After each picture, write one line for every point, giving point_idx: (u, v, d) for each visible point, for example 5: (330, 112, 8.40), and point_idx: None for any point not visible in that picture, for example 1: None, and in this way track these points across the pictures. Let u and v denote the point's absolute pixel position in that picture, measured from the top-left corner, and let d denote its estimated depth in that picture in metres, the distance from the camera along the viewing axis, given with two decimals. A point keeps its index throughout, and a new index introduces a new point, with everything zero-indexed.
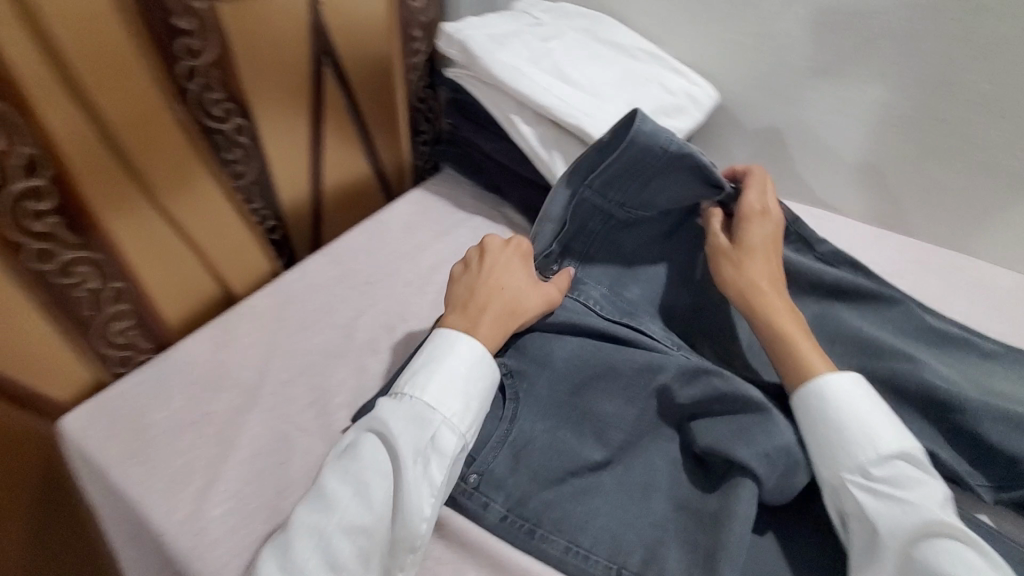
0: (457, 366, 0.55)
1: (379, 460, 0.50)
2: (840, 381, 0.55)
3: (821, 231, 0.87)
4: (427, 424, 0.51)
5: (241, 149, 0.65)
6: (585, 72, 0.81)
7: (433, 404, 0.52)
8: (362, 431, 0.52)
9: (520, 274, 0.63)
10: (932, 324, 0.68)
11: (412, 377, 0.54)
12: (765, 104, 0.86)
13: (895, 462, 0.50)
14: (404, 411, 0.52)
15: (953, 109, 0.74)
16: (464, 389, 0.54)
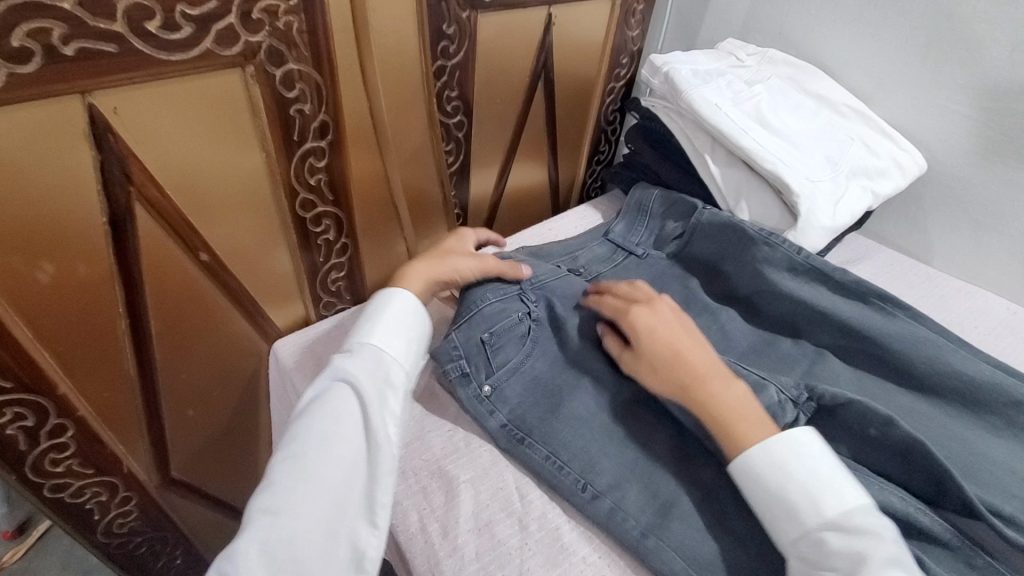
0: (399, 315, 0.58)
1: (345, 402, 0.51)
2: (760, 453, 0.49)
3: (1000, 320, 0.79)
4: (378, 370, 0.54)
5: (457, 142, 0.73)
6: (785, 120, 0.80)
7: (380, 349, 0.55)
8: (321, 382, 0.53)
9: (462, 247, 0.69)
10: (956, 371, 0.62)
11: (361, 330, 0.57)
12: (981, 181, 0.79)
13: (822, 534, 0.45)
14: (355, 360, 0.54)
15: None
16: (406, 334, 0.57)
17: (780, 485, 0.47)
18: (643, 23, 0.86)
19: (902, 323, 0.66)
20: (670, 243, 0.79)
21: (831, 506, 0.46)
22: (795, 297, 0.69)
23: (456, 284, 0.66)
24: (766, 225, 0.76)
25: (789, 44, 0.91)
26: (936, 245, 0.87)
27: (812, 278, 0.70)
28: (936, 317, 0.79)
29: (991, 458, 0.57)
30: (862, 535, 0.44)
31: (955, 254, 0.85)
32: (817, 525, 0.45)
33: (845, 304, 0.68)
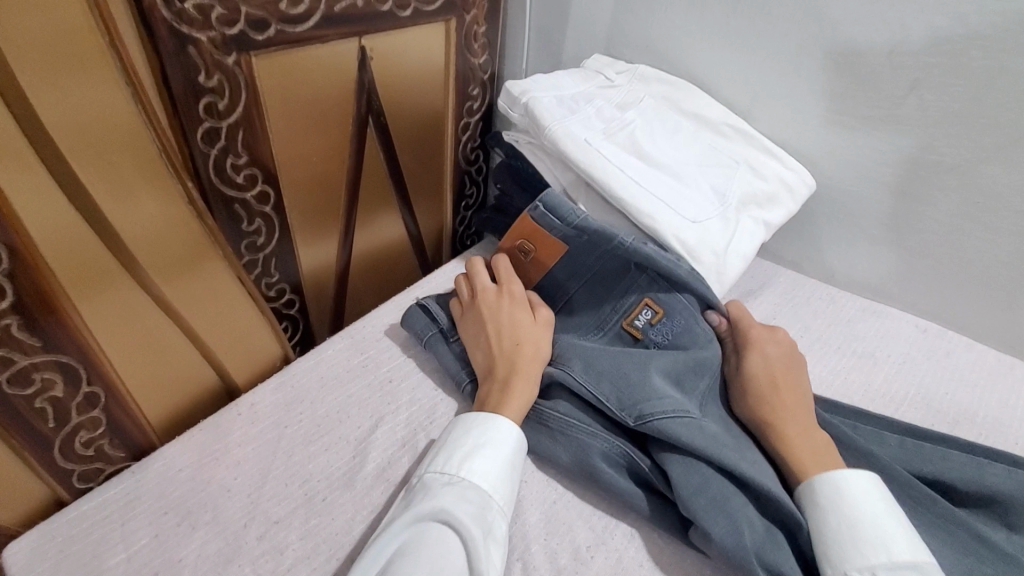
0: (503, 443, 0.51)
1: (448, 551, 0.42)
2: (861, 479, 0.47)
3: (912, 338, 0.73)
4: (486, 511, 0.46)
5: (261, 219, 0.56)
6: (663, 150, 0.70)
7: (489, 490, 0.48)
8: (417, 510, 0.45)
9: (522, 312, 0.60)
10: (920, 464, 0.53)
11: (469, 461, 0.49)
12: (871, 195, 0.73)
13: (907, 571, 0.41)
14: (463, 497, 0.46)
15: None
16: (513, 474, 0.50)
17: (850, 518, 0.44)
18: (489, 47, 0.73)
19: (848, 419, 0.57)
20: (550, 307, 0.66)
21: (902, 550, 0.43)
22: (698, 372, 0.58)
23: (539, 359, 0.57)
24: None
25: (659, 57, 0.81)
26: (835, 263, 0.80)
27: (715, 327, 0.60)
28: (845, 348, 0.71)
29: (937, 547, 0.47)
30: None
31: (854, 271, 0.79)
32: (902, 563, 0.42)
33: None
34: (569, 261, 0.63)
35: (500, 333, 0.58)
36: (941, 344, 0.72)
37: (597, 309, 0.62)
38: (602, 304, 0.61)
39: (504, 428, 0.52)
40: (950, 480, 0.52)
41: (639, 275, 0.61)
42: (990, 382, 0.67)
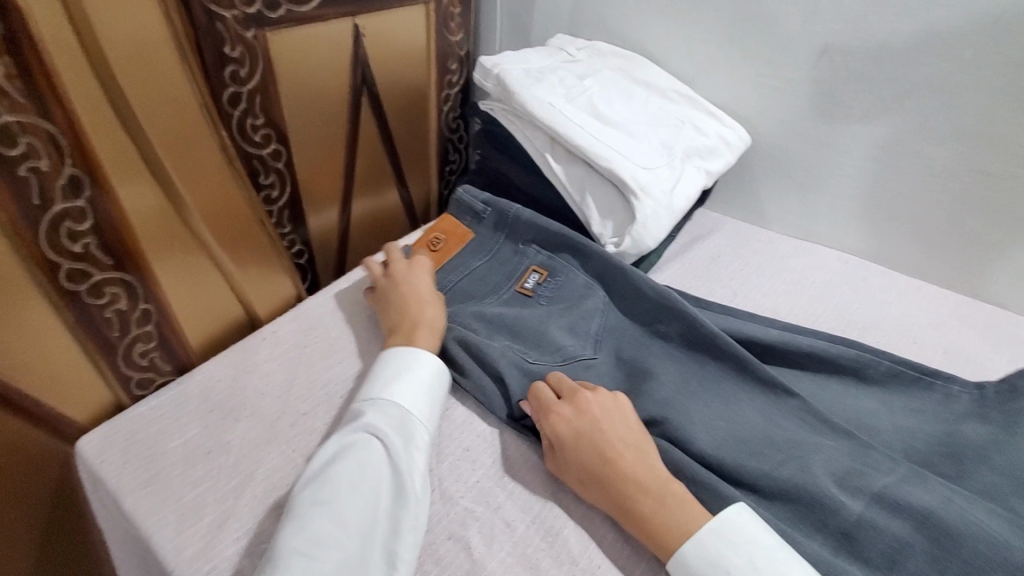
0: (423, 368, 0.57)
1: (370, 457, 0.49)
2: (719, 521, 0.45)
3: (836, 269, 0.85)
4: (406, 426, 0.52)
5: (276, 173, 0.66)
6: (619, 112, 0.81)
7: (409, 407, 0.54)
8: (343, 430, 0.52)
9: (421, 274, 0.67)
10: (809, 350, 0.61)
11: (393, 385, 0.55)
12: (796, 146, 0.85)
13: None
14: (384, 418, 0.52)
15: (991, 159, 0.71)
16: (435, 394, 0.57)
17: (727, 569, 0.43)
18: (463, 26, 0.83)
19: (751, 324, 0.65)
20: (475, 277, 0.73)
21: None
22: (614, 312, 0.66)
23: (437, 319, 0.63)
24: (613, 218, 0.74)
25: (613, 35, 0.93)
26: (770, 210, 0.92)
27: (597, 272, 0.68)
28: (776, 278, 0.83)
29: (788, 414, 0.55)
30: None
31: (786, 216, 0.91)
32: None
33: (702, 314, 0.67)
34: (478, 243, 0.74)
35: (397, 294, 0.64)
36: (858, 272, 0.85)
37: (496, 276, 0.70)
38: (505, 273, 0.70)
39: (422, 358, 0.58)
40: (841, 361, 0.61)
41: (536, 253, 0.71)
42: (896, 300, 0.80)
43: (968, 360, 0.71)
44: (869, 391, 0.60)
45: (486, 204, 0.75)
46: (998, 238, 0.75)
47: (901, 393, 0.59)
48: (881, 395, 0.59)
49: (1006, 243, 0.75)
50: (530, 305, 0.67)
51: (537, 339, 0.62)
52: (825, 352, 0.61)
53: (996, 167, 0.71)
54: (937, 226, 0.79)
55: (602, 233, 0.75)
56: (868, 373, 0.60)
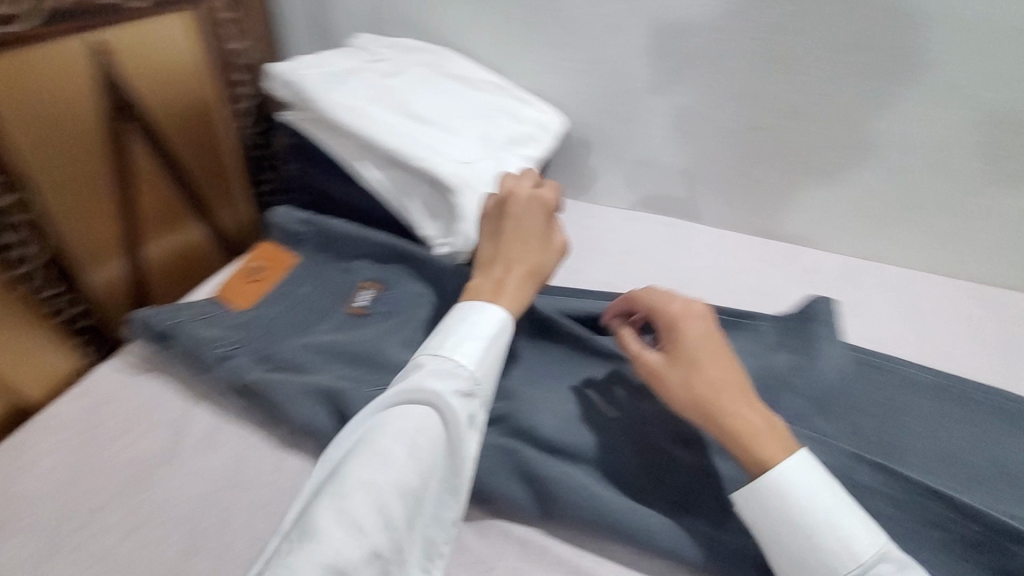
0: (485, 327, 0.51)
1: (438, 434, 0.45)
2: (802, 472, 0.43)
3: (661, 233, 0.91)
4: (474, 397, 0.47)
5: (23, 226, 0.58)
6: (431, 108, 0.79)
7: (475, 376, 0.48)
8: (412, 385, 0.46)
9: (540, 220, 0.59)
10: None
11: (473, 349, 0.49)
12: (607, 123, 0.89)
13: (880, 566, 0.40)
14: (459, 385, 0.47)
15: (764, 115, 0.79)
16: (498, 353, 0.51)
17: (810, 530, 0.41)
18: (243, 36, 0.78)
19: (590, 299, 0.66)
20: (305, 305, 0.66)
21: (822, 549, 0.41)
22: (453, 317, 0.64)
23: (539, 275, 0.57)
24: (439, 218, 0.72)
25: (419, 30, 0.91)
26: (597, 187, 0.96)
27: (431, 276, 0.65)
28: (610, 251, 0.86)
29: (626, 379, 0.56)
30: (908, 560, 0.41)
31: (612, 190, 0.95)
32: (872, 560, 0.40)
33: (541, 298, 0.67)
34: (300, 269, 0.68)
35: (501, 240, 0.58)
36: (678, 232, 0.91)
37: (322, 300, 0.64)
38: (333, 295, 0.65)
39: (484, 318, 0.51)
40: None
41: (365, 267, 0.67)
42: (715, 253, 0.87)
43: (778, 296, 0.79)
44: None
45: (307, 222, 0.70)
46: (784, 185, 0.84)
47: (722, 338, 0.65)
48: None
49: (791, 188, 0.83)
50: (366, 323, 0.62)
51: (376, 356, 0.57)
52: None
53: (769, 122, 0.79)
54: (735, 182, 0.86)
55: (431, 235, 0.71)
56: None
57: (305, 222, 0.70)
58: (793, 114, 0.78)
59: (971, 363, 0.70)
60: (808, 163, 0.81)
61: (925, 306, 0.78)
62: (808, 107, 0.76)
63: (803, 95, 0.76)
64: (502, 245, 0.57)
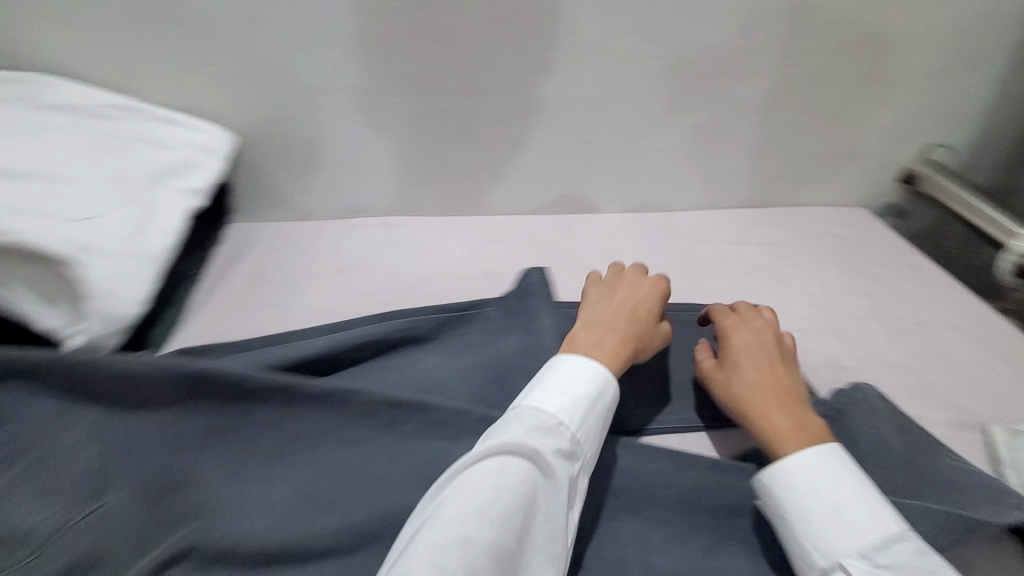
0: (576, 374, 0.50)
1: (492, 507, 0.40)
2: (821, 462, 0.48)
3: (384, 232, 0.85)
4: (569, 466, 0.46)
5: None
6: (20, 152, 0.59)
7: (575, 441, 0.47)
8: (520, 437, 0.45)
9: (604, 305, 0.60)
10: (362, 339, 0.60)
11: (575, 409, 0.48)
12: (287, 131, 0.79)
13: (898, 542, 0.44)
14: (563, 448, 0.46)
15: (444, 97, 0.77)
16: (598, 412, 0.50)
17: (829, 504, 0.46)
18: None
19: (301, 344, 0.60)
20: None
21: (821, 545, 0.45)
22: (112, 419, 0.50)
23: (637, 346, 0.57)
24: (66, 300, 0.55)
25: None
26: (302, 202, 0.86)
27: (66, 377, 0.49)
28: (330, 268, 0.77)
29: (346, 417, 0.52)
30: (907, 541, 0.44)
31: (320, 201, 0.86)
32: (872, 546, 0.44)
33: (240, 357, 0.58)
34: None
35: (618, 297, 0.61)
36: (400, 229, 0.86)
37: None
38: None
39: (579, 368, 0.51)
40: (391, 336, 0.62)
41: None
42: (441, 241, 0.84)
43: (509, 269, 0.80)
44: (426, 353, 0.62)
45: None
46: (486, 160, 0.84)
47: (451, 336, 0.65)
48: (434, 348, 0.63)
49: (494, 162, 0.85)
50: None
51: None
52: (376, 333, 0.61)
53: (452, 103, 0.78)
54: (441, 166, 0.84)
55: (53, 326, 0.54)
56: (419, 335, 0.63)
57: None
58: (471, 92, 0.77)
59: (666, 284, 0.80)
60: (501, 135, 0.82)
61: (624, 243, 0.87)
62: (482, 82, 0.76)
63: (474, 73, 0.76)
64: (590, 326, 0.57)
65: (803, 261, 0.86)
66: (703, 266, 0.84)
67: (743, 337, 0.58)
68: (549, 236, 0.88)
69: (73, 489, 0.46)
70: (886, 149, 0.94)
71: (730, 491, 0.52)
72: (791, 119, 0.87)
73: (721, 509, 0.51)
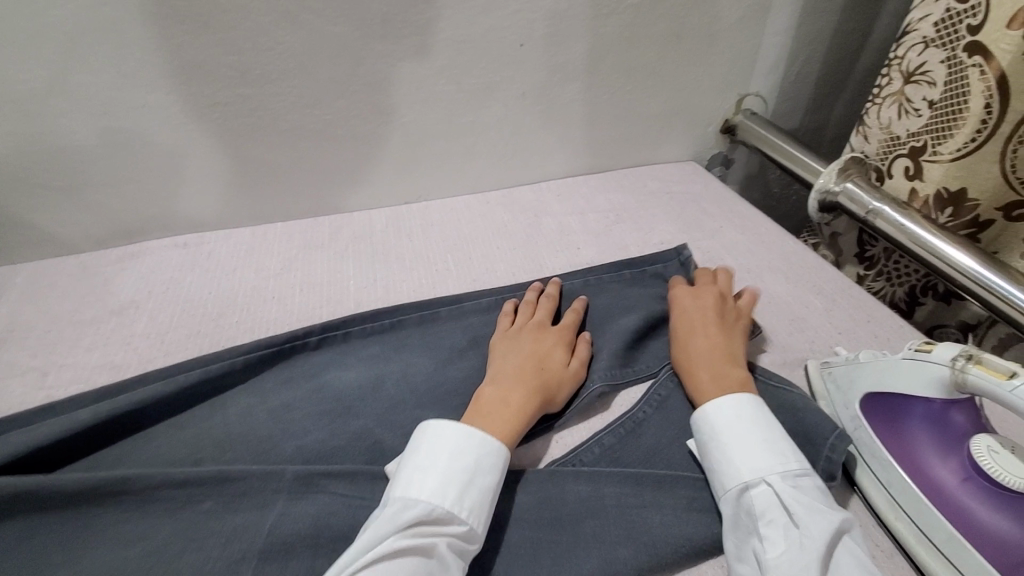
0: (449, 446, 0.45)
1: None
2: (737, 403, 0.50)
3: (183, 255, 0.73)
4: (464, 549, 0.42)
5: None
6: None
7: (469, 524, 0.43)
8: (397, 538, 0.40)
9: (511, 356, 0.57)
10: (152, 399, 0.51)
11: (460, 490, 0.43)
12: (19, 150, 0.63)
13: (805, 475, 0.46)
14: (450, 538, 0.41)
15: (221, 90, 0.66)
16: (483, 479, 0.45)
17: (743, 435, 0.48)
18: None
19: (66, 417, 0.49)
20: None
21: (736, 476, 0.46)
22: None
23: (541, 397, 0.53)
24: None
25: None
26: (71, 233, 0.71)
27: None
28: (112, 309, 0.64)
29: (121, 510, 0.43)
30: (812, 477, 0.46)
31: (95, 229, 0.72)
32: (786, 472, 0.45)
33: None
34: None
35: (520, 348, 0.58)
36: (203, 249, 0.74)
37: None
38: None
39: (452, 439, 0.46)
40: (189, 389, 0.53)
41: None
42: (256, 255, 0.73)
43: (339, 275, 0.72)
44: (236, 398, 0.54)
45: None
46: (294, 156, 0.75)
47: (268, 373, 0.57)
48: (246, 389, 0.55)
49: (304, 156, 0.75)
50: None
51: None
52: (167, 392, 0.52)
53: (232, 95, 0.67)
54: (242, 168, 0.73)
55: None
56: (228, 380, 0.55)
57: None
58: (254, 81, 0.67)
59: (510, 266, 0.76)
60: (303, 127, 0.72)
61: (464, 228, 0.82)
62: (264, 69, 0.66)
63: (251, 58, 0.65)
64: (497, 381, 0.54)
65: (642, 223, 0.86)
66: (547, 242, 0.81)
67: (697, 300, 0.63)
68: (383, 231, 0.81)
69: None
70: (705, 102, 0.97)
71: (579, 488, 0.49)
72: (612, 81, 0.86)
73: (570, 511, 0.47)
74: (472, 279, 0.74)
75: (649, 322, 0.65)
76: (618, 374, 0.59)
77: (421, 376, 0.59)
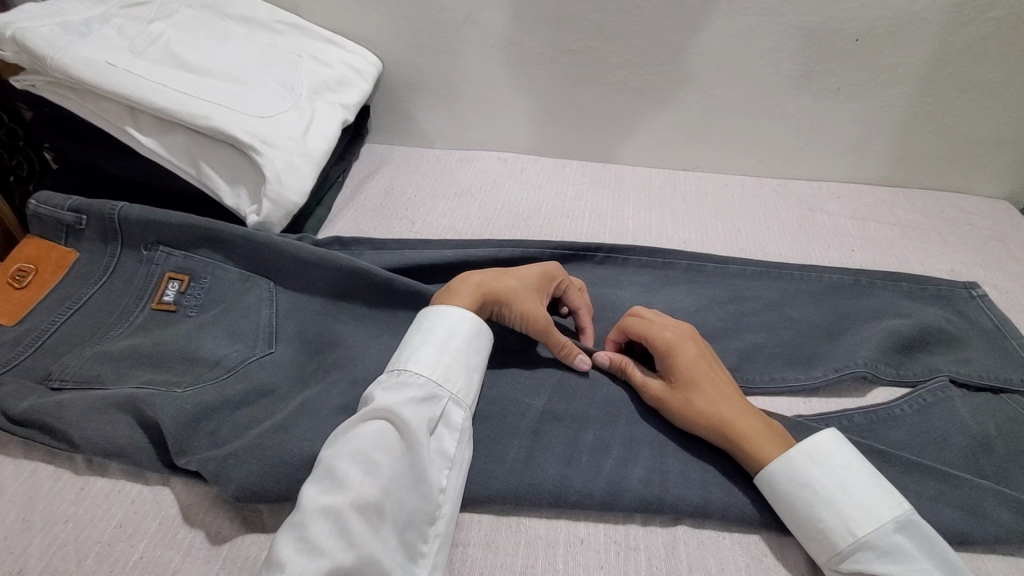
0: (444, 328, 0.52)
1: (371, 450, 0.43)
2: (823, 455, 0.47)
3: (504, 167, 0.91)
4: (452, 405, 0.49)
5: None
6: (213, 56, 0.69)
7: (439, 382, 0.49)
8: (376, 399, 0.46)
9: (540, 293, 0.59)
10: (488, 259, 0.67)
11: (443, 362, 0.50)
12: (424, 61, 0.85)
13: (896, 537, 0.44)
14: (431, 402, 0.47)
15: (575, 38, 0.80)
16: (465, 362, 0.51)
17: (830, 495, 0.46)
18: None
19: (437, 252, 0.68)
20: (93, 297, 0.57)
21: (828, 546, 0.45)
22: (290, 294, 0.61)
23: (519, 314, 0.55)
24: (246, 183, 0.65)
25: None
26: (433, 132, 0.93)
27: (251, 258, 0.61)
28: (455, 193, 0.84)
29: None
30: (903, 535, 0.44)
31: (449, 134, 0.93)
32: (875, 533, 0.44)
33: (387, 256, 0.68)
34: (83, 265, 0.59)
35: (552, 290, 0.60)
36: (517, 166, 0.91)
37: (118, 298, 0.57)
38: (134, 290, 0.58)
39: (444, 325, 0.52)
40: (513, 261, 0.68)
41: (173, 250, 0.60)
42: (559, 181, 0.88)
43: (621, 213, 0.83)
44: None
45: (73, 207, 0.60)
46: (609, 106, 0.86)
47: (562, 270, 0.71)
48: None
49: (617, 108, 0.86)
50: (175, 320, 0.57)
51: (191, 360, 0.53)
52: (499, 257, 0.68)
53: (582, 44, 0.80)
54: (567, 108, 0.87)
55: (238, 203, 0.65)
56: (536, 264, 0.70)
57: (72, 205, 0.60)
58: (605, 36, 0.79)
59: (777, 247, 0.80)
60: (626, 83, 0.84)
61: (739, 203, 0.87)
62: (615, 28, 0.78)
63: (609, 16, 0.77)
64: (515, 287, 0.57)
65: (930, 244, 0.82)
66: (818, 235, 0.82)
67: (694, 353, 0.53)
68: (662, 189, 0.89)
69: (264, 337, 0.56)
70: None
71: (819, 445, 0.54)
72: (941, 93, 0.81)
73: None
74: (738, 249, 0.79)
75: (924, 332, 0.64)
76: (884, 367, 0.61)
77: (684, 312, 0.67)
